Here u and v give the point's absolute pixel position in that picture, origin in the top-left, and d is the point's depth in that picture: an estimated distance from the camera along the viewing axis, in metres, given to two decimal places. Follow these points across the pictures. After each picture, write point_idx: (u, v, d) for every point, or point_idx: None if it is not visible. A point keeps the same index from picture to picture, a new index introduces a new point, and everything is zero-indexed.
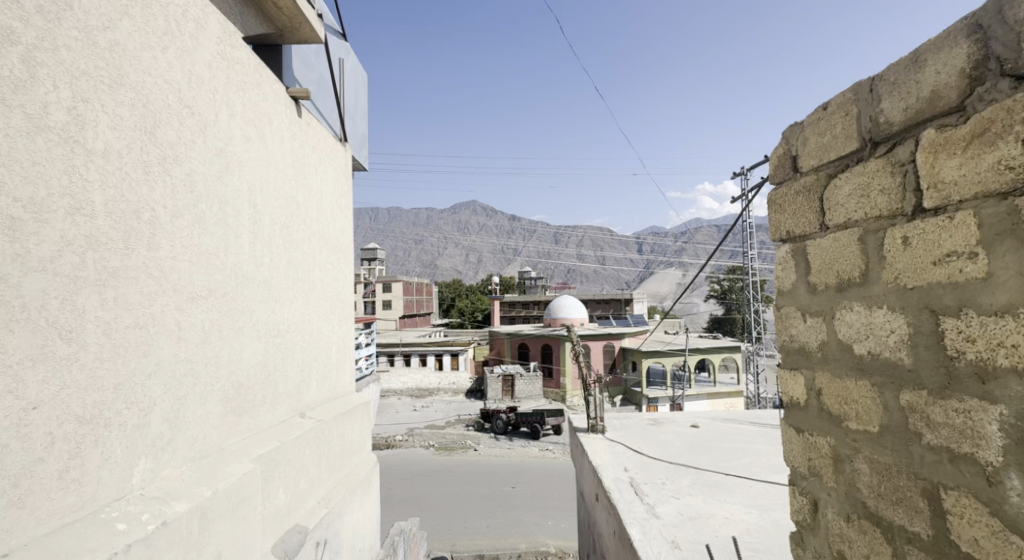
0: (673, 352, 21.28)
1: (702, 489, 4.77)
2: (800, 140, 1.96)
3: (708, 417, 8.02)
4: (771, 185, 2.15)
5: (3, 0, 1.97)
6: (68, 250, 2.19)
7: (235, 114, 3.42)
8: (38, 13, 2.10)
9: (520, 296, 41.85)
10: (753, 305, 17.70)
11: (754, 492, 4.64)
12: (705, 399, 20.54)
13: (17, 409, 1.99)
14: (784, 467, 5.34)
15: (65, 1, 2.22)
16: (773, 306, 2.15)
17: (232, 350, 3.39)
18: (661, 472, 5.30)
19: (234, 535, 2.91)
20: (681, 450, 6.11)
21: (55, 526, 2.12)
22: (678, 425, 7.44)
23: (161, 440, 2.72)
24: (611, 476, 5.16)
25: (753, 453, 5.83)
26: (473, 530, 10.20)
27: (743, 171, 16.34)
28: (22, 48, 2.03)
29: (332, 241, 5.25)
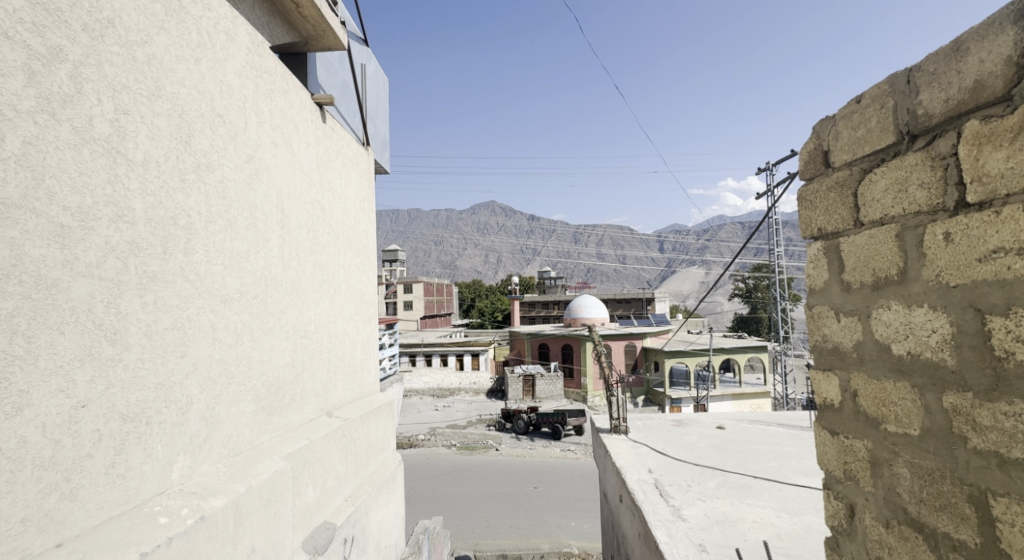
0: (696, 352, 20.99)
1: (730, 492, 4.72)
2: (832, 135, 1.93)
3: (734, 418, 7.91)
4: (800, 181, 2.12)
5: (52, 21, 2.06)
6: (112, 256, 2.27)
7: (263, 121, 3.50)
8: (84, 31, 2.19)
9: (541, 296, 41.84)
10: (780, 303, 17.36)
11: (784, 496, 4.56)
12: (730, 399, 20.20)
13: (67, 408, 2.07)
14: (815, 470, 5.23)
15: (108, 19, 2.30)
16: (803, 306, 2.13)
17: (263, 351, 3.48)
18: (687, 474, 5.25)
19: (266, 531, 3.00)
20: (707, 452, 6.03)
21: (103, 519, 2.20)
22: (702, 426, 7.34)
23: (198, 438, 2.80)
24: (635, 478, 5.14)
25: (783, 456, 5.72)
26: (496, 531, 10.22)
27: (771, 166, 16.06)
28: (70, 65, 2.12)
29: (356, 243, 5.33)
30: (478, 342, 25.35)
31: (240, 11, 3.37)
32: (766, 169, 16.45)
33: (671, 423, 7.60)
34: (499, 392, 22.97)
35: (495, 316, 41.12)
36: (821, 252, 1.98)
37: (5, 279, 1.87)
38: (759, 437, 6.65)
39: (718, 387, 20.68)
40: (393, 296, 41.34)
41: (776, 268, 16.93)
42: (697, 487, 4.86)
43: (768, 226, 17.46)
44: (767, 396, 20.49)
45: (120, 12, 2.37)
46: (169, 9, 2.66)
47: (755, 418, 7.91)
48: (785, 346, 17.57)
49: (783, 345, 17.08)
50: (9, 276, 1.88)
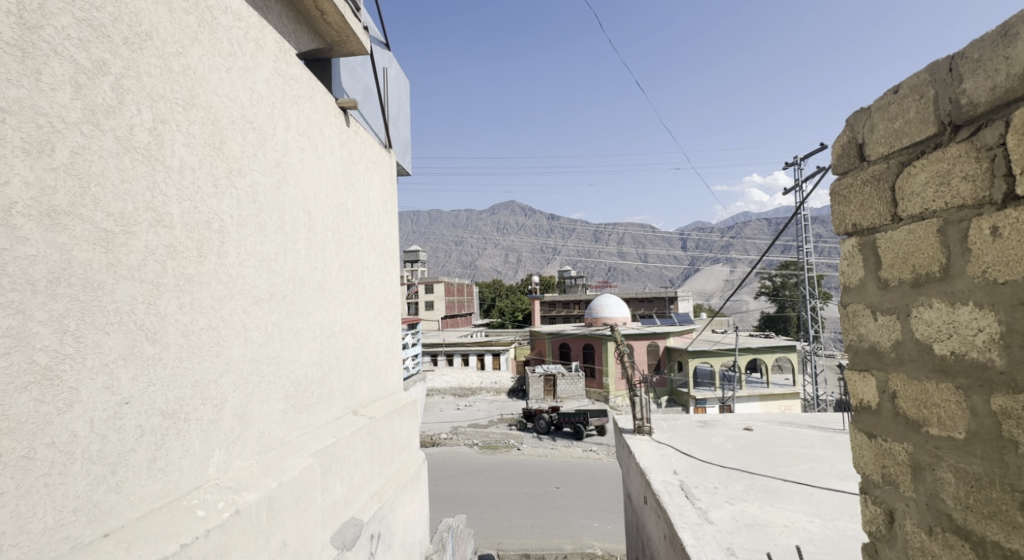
0: (722, 352, 20.68)
1: (759, 495, 4.64)
2: (867, 127, 1.89)
3: (763, 420, 7.77)
4: (833, 176, 2.08)
5: (97, 36, 2.13)
6: (151, 259, 2.35)
7: (290, 127, 3.58)
8: (125, 44, 2.26)
9: (562, 296, 41.73)
10: (810, 302, 16.99)
11: (816, 500, 4.47)
12: (758, 400, 19.84)
13: (113, 404, 2.14)
14: (848, 473, 5.11)
15: (146, 32, 2.38)
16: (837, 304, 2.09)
17: (292, 350, 3.55)
18: (713, 476, 5.18)
19: (297, 525, 3.07)
20: (735, 454, 5.95)
21: (146, 510, 2.28)
22: (729, 427, 7.24)
23: (232, 434, 2.88)
24: (659, 479, 5.10)
25: (814, 460, 5.60)
26: (519, 530, 10.25)
27: (799, 161, 15.85)
28: (112, 77, 2.19)
29: (379, 244, 5.40)
30: (499, 342, 25.43)
31: (267, 20, 3.45)
32: (792, 165, 16.17)
33: (697, 424, 7.50)
34: (521, 392, 22.97)
35: (516, 316, 41.06)
36: (856, 249, 1.94)
37: (56, 282, 1.94)
38: (789, 439, 6.52)
39: (745, 388, 20.34)
40: (415, 296, 41.71)
41: (804, 266, 16.60)
42: (724, 490, 4.80)
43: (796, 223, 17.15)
44: (796, 397, 20.04)
45: (156, 25, 2.44)
46: (202, 20, 2.74)
47: (784, 419, 7.77)
48: (815, 346, 17.20)
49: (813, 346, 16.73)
50: (60, 281, 1.95)
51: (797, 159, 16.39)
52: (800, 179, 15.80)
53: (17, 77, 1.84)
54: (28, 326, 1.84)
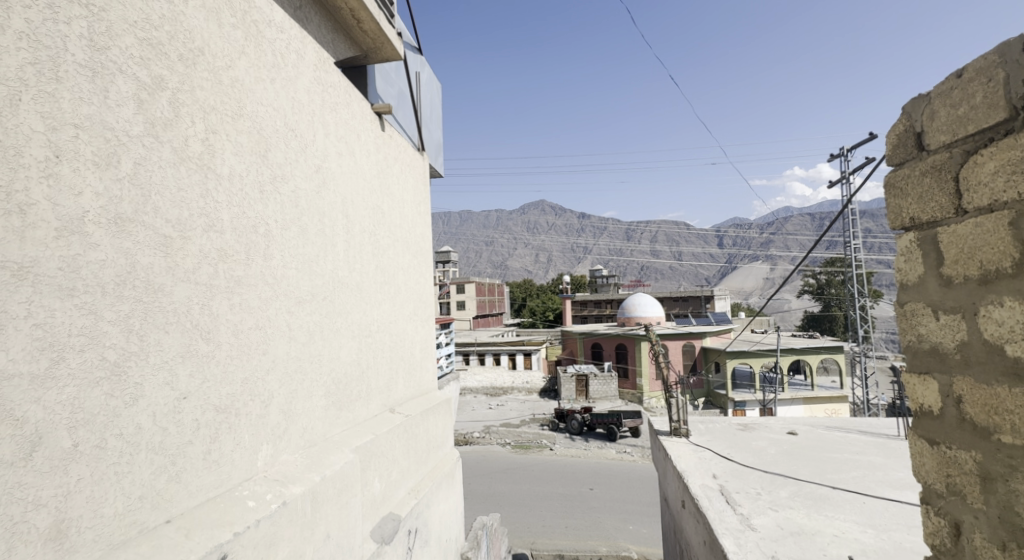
0: (762, 353, 20.16)
1: (804, 502, 4.51)
2: (926, 114, 1.81)
3: (808, 424, 7.53)
4: (887, 167, 2.01)
5: (155, 53, 2.23)
6: (205, 262, 2.45)
7: (329, 132, 3.67)
8: (180, 61, 2.36)
9: (593, 296, 41.47)
10: (859, 301, 16.40)
11: (868, 510, 4.31)
12: (802, 404, 19.24)
13: (172, 399, 2.24)
14: (903, 483, 4.90)
15: (199, 48, 2.48)
16: (892, 302, 2.02)
17: (332, 349, 3.63)
18: (755, 481, 5.06)
19: (339, 519, 3.15)
20: (778, 459, 5.80)
21: (202, 500, 2.39)
22: (772, 431, 7.05)
23: (278, 429, 2.97)
24: (698, 483, 5.01)
25: (865, 467, 5.39)
26: (552, 531, 10.24)
27: (846, 153, 15.44)
28: (169, 92, 2.28)
29: (414, 245, 5.47)
30: (531, 342, 25.46)
31: (308, 30, 3.54)
32: (839, 157, 15.70)
33: (737, 427, 7.33)
34: (553, 392, 22.93)
35: (548, 316, 40.82)
36: (915, 244, 1.87)
37: (122, 285, 2.03)
38: (838, 445, 6.30)
39: (788, 391, 19.76)
40: (447, 295, 42.03)
41: (853, 263, 16.03)
42: (767, 496, 4.68)
43: (843, 218, 16.60)
44: (844, 401, 19.34)
45: (208, 41, 2.54)
46: (248, 34, 2.84)
47: (832, 424, 7.50)
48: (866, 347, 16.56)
49: (863, 347, 16.12)
50: (126, 283, 2.05)
51: (845, 150, 15.94)
52: (848, 172, 15.34)
53: (88, 94, 1.94)
54: (98, 326, 1.94)
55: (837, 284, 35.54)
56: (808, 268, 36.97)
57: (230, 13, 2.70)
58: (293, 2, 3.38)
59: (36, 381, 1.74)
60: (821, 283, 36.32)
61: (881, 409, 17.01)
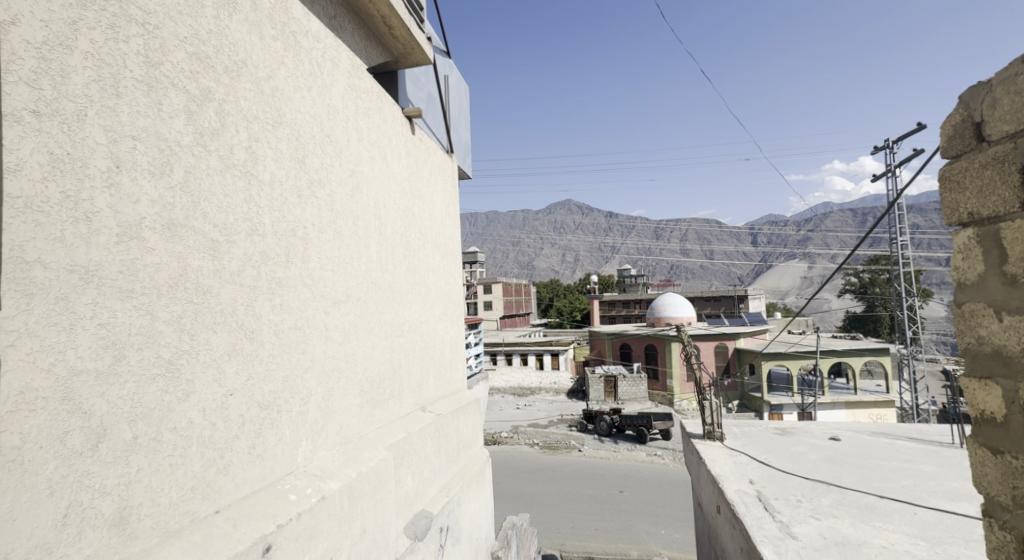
0: (800, 355, 19.69)
1: (852, 512, 4.42)
2: (988, 103, 1.79)
3: (852, 429, 7.35)
4: (944, 159, 1.99)
5: (203, 67, 2.36)
6: (249, 266, 2.58)
7: (362, 137, 3.78)
8: (226, 73, 2.49)
9: (622, 296, 41.19)
10: (906, 300, 15.79)
11: (919, 521, 4.18)
12: (844, 409, 18.70)
13: (220, 396, 2.37)
14: (959, 494, 4.72)
15: (242, 61, 2.60)
16: (951, 303, 2.01)
17: (366, 347, 3.75)
18: (795, 488, 5.00)
19: (374, 514, 3.25)
20: (821, 466, 5.68)
21: (247, 492, 2.51)
22: (813, 436, 6.91)
23: (317, 425, 3.09)
24: (734, 488, 4.98)
25: (918, 476, 5.23)
26: (582, 532, 10.25)
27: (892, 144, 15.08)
28: (215, 103, 2.42)
29: (443, 246, 5.57)
30: (559, 342, 25.47)
31: (342, 39, 3.66)
32: (885, 149, 15.30)
33: (776, 431, 7.22)
34: (581, 392, 22.90)
35: (575, 316, 40.66)
36: (975, 240, 1.86)
37: (175, 287, 2.16)
38: (888, 452, 6.13)
39: (829, 395, 19.25)
40: (475, 295, 42.31)
41: (899, 261, 15.53)
42: (809, 504, 4.62)
43: (888, 214, 16.11)
44: (890, 406, 18.69)
45: (251, 53, 2.66)
46: (287, 45, 2.97)
47: (880, 430, 7.30)
48: (915, 350, 15.90)
49: (912, 349, 15.56)
50: (178, 285, 2.18)
51: (890, 142, 15.56)
52: (893, 164, 14.92)
53: (144, 108, 2.07)
54: (154, 325, 2.07)
55: (881, 283, 34.36)
56: (848, 267, 35.81)
57: (270, 26, 2.83)
58: (328, 12, 3.51)
59: (101, 376, 1.86)
60: (863, 282, 35.16)
61: (931, 415, 16.33)
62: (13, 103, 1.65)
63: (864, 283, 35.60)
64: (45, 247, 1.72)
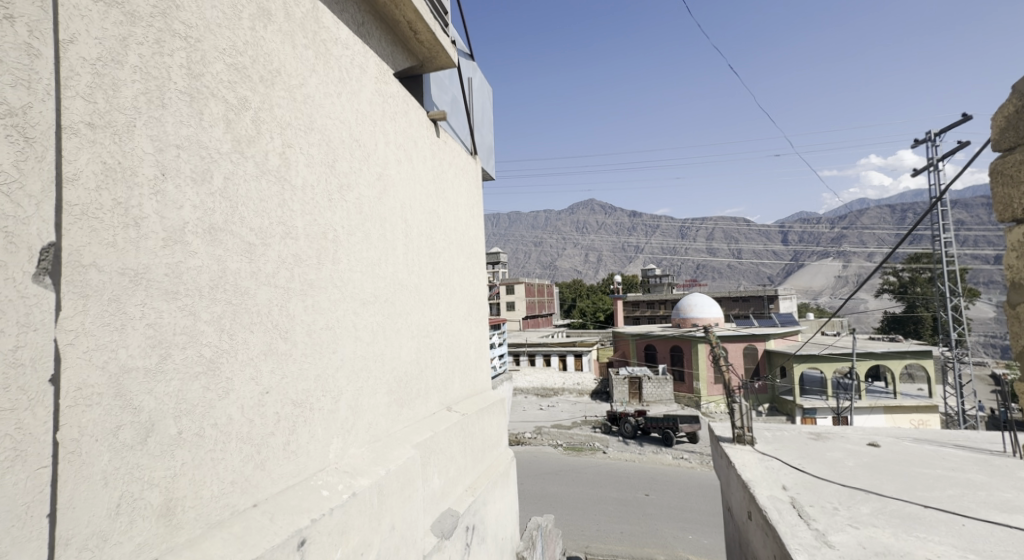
0: (835, 358, 19.23)
1: (891, 521, 4.31)
2: None
3: (891, 435, 7.17)
4: None
5: (240, 78, 2.45)
6: (283, 268, 2.66)
7: (389, 141, 3.86)
8: (261, 82, 2.58)
9: (646, 296, 40.83)
10: (952, 301, 15.28)
11: (966, 533, 4.05)
12: (883, 414, 18.17)
13: (256, 394, 2.46)
14: (1011, 506, 4.55)
15: (276, 70, 2.69)
16: None
17: (393, 348, 3.82)
18: (831, 495, 4.90)
19: (402, 511, 3.32)
20: (858, 472, 5.56)
21: (282, 487, 2.60)
22: (849, 441, 6.76)
23: (347, 423, 3.17)
24: (766, 494, 4.90)
25: (965, 486, 5.06)
26: (608, 535, 10.21)
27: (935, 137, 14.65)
28: (252, 112, 2.51)
29: (467, 247, 5.63)
30: (583, 344, 25.39)
31: (369, 45, 3.74)
32: (927, 143, 14.88)
33: (810, 435, 7.08)
34: (605, 393, 22.76)
35: (599, 316, 40.45)
36: None
37: (215, 288, 2.25)
38: (931, 460, 5.95)
39: (867, 399, 18.75)
40: (499, 296, 42.45)
41: (943, 258, 15.01)
42: (847, 512, 4.52)
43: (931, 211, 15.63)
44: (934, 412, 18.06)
45: (285, 62, 2.75)
46: (318, 53, 3.05)
47: (923, 437, 7.10)
48: (962, 352, 15.35)
49: (958, 352, 15.01)
50: (218, 287, 2.27)
51: (932, 136, 15.14)
52: (936, 158, 14.49)
53: (186, 118, 2.16)
54: (196, 325, 2.16)
55: (921, 282, 33.26)
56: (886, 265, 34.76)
57: (302, 35, 2.92)
58: (356, 19, 3.60)
59: (149, 373, 1.96)
60: (901, 281, 34.23)
61: (979, 421, 15.71)
62: (69, 117, 1.75)
63: (903, 282, 34.55)
64: (99, 252, 1.81)
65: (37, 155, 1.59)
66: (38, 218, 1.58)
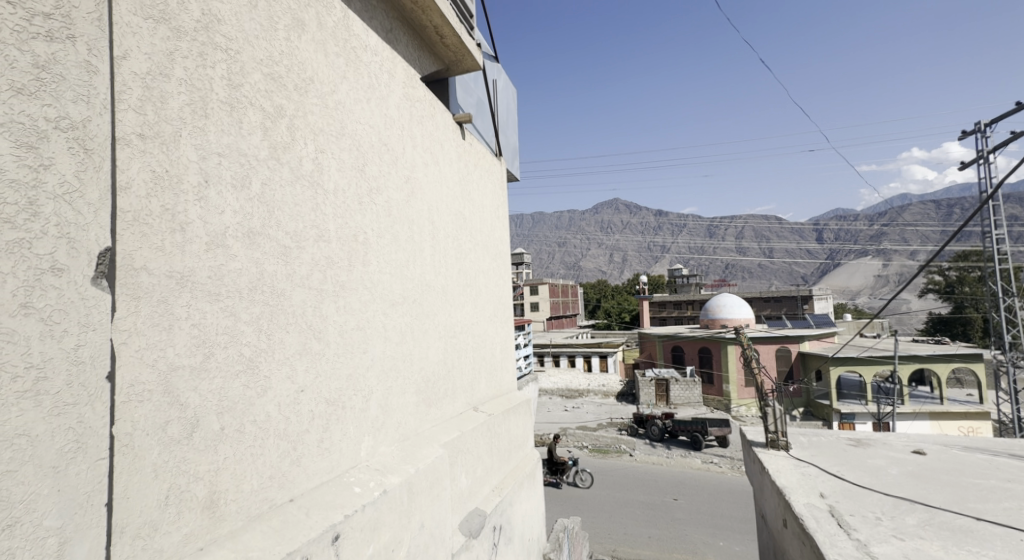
0: (876, 361, 18.66)
1: (937, 533, 4.18)
2: None
3: (936, 443, 6.94)
4: None
5: (276, 88, 2.54)
6: (316, 270, 2.74)
7: (417, 144, 3.92)
8: (296, 90, 2.67)
9: (674, 297, 40.37)
10: (1004, 301, 14.66)
11: (1020, 547, 3.91)
12: (929, 420, 17.55)
13: (292, 392, 2.53)
14: None
15: (310, 79, 2.78)
16: None
17: (421, 348, 3.88)
18: (872, 504, 4.78)
19: (431, 510, 3.37)
20: (901, 481, 5.40)
21: (316, 483, 2.68)
22: (892, 449, 6.56)
23: (378, 422, 3.24)
24: (803, 501, 4.81)
25: (1017, 497, 4.88)
26: (635, 539, 10.13)
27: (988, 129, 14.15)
28: (287, 119, 2.59)
29: (493, 248, 5.67)
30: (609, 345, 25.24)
31: (397, 51, 3.81)
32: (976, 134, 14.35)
33: (848, 442, 6.90)
34: (631, 395, 22.55)
35: (625, 316, 40.15)
36: None
37: (253, 290, 2.33)
38: (978, 469, 5.75)
39: (911, 405, 18.14)
40: (524, 296, 42.49)
41: (995, 257, 14.41)
42: (890, 522, 4.41)
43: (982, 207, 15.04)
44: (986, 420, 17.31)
45: (317, 70, 2.84)
46: (349, 60, 3.13)
47: (971, 445, 6.84)
48: (1015, 356, 14.72)
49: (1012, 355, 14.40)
50: (256, 289, 2.36)
51: (982, 127, 14.60)
52: (987, 150, 13.94)
53: (226, 127, 2.25)
54: (237, 325, 2.25)
55: (970, 281, 32.19)
56: (933, 264, 33.94)
57: (334, 43, 3.00)
58: (385, 26, 3.67)
59: (195, 372, 2.05)
60: (948, 281, 33.37)
61: None
62: (123, 129, 1.84)
63: (950, 282, 33.57)
64: (149, 256, 1.90)
65: (95, 165, 1.68)
66: (96, 224, 1.67)
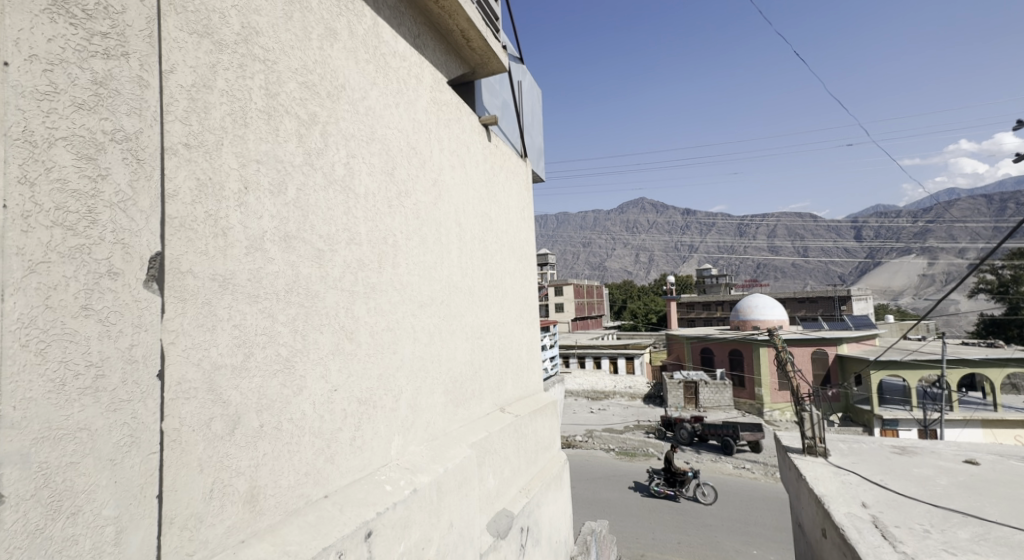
0: (920, 365, 18.05)
1: (987, 547, 4.05)
2: None
3: (988, 451, 6.69)
4: None
5: (311, 95, 2.61)
6: (347, 273, 2.80)
7: (444, 147, 3.98)
8: (328, 96, 2.74)
9: (705, 297, 39.70)
10: None
11: None
12: (981, 426, 16.89)
13: (326, 391, 2.60)
14: None
15: (342, 85, 2.85)
16: None
17: (449, 348, 3.93)
18: (916, 515, 4.65)
19: (460, 509, 3.41)
20: (948, 491, 5.24)
21: (349, 480, 2.74)
22: (939, 457, 6.34)
23: (407, 421, 3.30)
24: (843, 510, 4.70)
25: None
26: (664, 544, 10.02)
27: None
28: (321, 126, 2.66)
29: (519, 249, 5.70)
30: (636, 346, 25.00)
31: (425, 56, 3.87)
32: None
33: (891, 449, 6.71)
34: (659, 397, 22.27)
35: (652, 317, 39.71)
36: None
37: (289, 292, 2.41)
38: None
39: (961, 411, 17.49)
40: (549, 296, 42.38)
41: None
42: (938, 535, 4.28)
43: None
44: None
45: (348, 77, 2.91)
46: (378, 66, 3.20)
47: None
48: None
49: None
50: (292, 291, 2.43)
51: None
52: None
53: (264, 135, 2.33)
54: (274, 326, 2.32)
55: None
56: (987, 261, 32.69)
57: (364, 50, 3.07)
58: (413, 31, 3.73)
59: (235, 371, 2.12)
60: (1001, 280, 32.07)
61: None
62: (170, 139, 1.93)
63: (1004, 282, 32.22)
64: (194, 260, 1.99)
65: (146, 174, 1.77)
66: (147, 230, 1.75)
